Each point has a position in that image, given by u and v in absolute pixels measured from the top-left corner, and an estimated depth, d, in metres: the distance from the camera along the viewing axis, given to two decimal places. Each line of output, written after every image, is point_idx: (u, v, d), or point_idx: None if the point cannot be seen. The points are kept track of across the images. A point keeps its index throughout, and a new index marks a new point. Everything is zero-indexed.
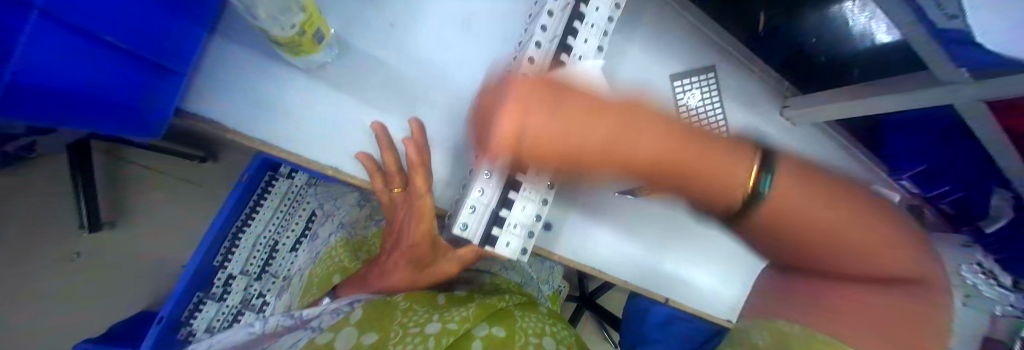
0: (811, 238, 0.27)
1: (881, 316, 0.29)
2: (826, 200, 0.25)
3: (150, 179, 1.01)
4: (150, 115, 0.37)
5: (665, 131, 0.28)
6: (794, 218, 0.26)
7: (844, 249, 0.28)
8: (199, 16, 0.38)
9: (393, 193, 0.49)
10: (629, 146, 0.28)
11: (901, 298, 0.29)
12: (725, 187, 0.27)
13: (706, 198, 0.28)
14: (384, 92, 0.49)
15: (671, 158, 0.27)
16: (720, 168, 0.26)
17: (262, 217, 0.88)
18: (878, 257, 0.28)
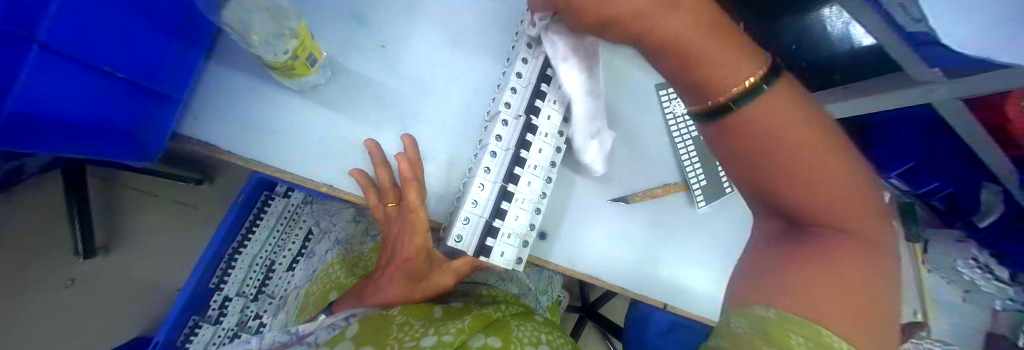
0: (784, 150, 0.25)
1: (851, 285, 0.25)
2: (797, 108, 0.26)
3: (146, 202, 1.01)
4: (146, 140, 0.38)
5: (704, 22, 0.27)
6: (769, 114, 0.25)
7: (815, 183, 0.25)
8: (195, 44, 0.40)
9: (388, 208, 0.50)
10: (666, 24, 0.27)
11: (866, 266, 0.26)
12: (725, 77, 0.26)
13: (698, 91, 0.28)
14: (377, 110, 0.51)
15: (690, 45, 0.27)
16: (729, 63, 0.26)
17: (259, 237, 0.89)
18: (845, 206, 0.26)
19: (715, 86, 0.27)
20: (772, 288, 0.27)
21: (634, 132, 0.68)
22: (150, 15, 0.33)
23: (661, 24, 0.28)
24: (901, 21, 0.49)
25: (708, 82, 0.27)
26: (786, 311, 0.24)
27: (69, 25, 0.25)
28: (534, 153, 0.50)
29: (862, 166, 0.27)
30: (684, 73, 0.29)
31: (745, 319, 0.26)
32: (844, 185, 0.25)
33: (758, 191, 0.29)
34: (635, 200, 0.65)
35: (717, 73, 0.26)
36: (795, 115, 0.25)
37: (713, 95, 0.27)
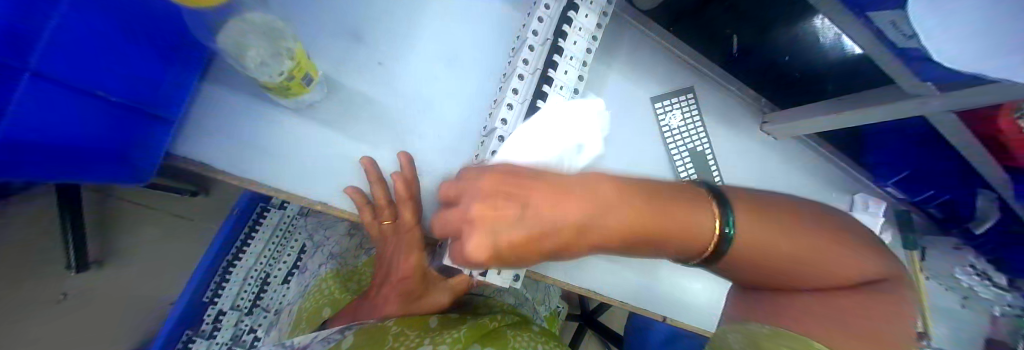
0: (775, 246, 0.30)
1: (863, 321, 0.29)
2: (769, 213, 0.31)
3: (139, 215, 1.01)
4: (140, 161, 0.37)
5: (629, 196, 0.29)
6: (756, 235, 0.30)
7: (798, 262, 0.31)
8: (190, 65, 0.40)
9: (383, 225, 0.50)
10: (614, 217, 0.28)
11: (874, 297, 0.31)
12: (693, 234, 0.29)
13: (686, 250, 0.31)
14: (373, 126, 0.51)
15: (646, 223, 0.28)
16: (694, 219, 0.29)
17: (254, 250, 0.88)
18: (832, 269, 0.31)
19: (695, 241, 0.30)
20: (790, 311, 0.32)
21: (628, 145, 0.69)
22: (145, 38, 0.33)
23: (603, 222, 0.28)
24: (893, 38, 0.48)
25: (686, 242, 0.30)
26: (782, 331, 0.31)
27: (61, 53, 0.25)
28: None
29: (833, 235, 0.32)
30: (657, 248, 0.31)
31: (741, 334, 0.32)
32: (822, 260, 0.31)
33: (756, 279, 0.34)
34: None
35: (689, 235, 0.29)
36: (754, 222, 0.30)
37: (700, 243, 0.30)
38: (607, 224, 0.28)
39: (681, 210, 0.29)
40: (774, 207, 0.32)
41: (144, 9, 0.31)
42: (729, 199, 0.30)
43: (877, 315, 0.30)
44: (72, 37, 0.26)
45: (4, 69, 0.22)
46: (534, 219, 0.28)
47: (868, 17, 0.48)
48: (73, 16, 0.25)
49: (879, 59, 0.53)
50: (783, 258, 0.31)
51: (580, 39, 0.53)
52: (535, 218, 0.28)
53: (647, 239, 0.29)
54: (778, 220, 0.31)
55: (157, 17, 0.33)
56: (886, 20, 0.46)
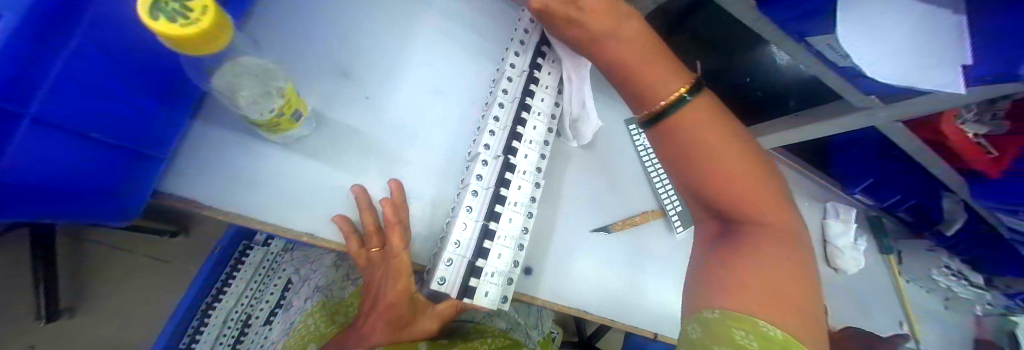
0: (714, 165, 0.40)
1: (763, 273, 0.38)
2: (718, 130, 0.41)
3: (115, 258, 0.97)
4: (127, 199, 0.37)
5: (642, 45, 0.43)
6: (698, 137, 0.40)
7: (733, 186, 0.40)
8: (181, 102, 0.41)
9: (371, 253, 0.49)
10: (621, 50, 0.43)
11: (774, 250, 0.40)
12: (655, 83, 0.42)
13: (636, 96, 0.44)
14: (359, 157, 0.52)
15: (636, 56, 0.43)
16: (664, 78, 0.42)
17: (237, 289, 0.86)
18: (755, 199, 0.41)
19: (647, 94, 0.43)
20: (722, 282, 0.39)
21: (609, 161, 0.72)
22: (139, 81, 0.34)
23: (613, 47, 0.43)
24: (831, 57, 0.54)
25: (640, 90, 0.43)
26: (727, 311, 0.36)
27: (60, 99, 0.27)
28: (513, 190, 0.52)
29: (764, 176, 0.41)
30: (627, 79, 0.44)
31: (699, 324, 0.37)
32: (745, 187, 0.40)
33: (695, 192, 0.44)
34: (616, 230, 0.68)
35: (647, 83, 0.42)
36: (710, 129, 0.40)
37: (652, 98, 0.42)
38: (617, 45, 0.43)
39: (656, 61, 0.43)
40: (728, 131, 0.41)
41: (136, 54, 0.33)
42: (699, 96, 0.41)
43: (776, 271, 0.38)
44: (72, 86, 0.28)
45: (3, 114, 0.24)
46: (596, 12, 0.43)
47: (805, 40, 0.53)
48: (73, 65, 0.28)
49: (823, 75, 0.59)
50: (731, 180, 0.40)
51: (552, 70, 0.60)
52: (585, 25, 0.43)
53: (625, 69, 0.43)
54: (735, 148, 0.40)
55: (151, 61, 0.35)
56: (823, 43, 0.51)
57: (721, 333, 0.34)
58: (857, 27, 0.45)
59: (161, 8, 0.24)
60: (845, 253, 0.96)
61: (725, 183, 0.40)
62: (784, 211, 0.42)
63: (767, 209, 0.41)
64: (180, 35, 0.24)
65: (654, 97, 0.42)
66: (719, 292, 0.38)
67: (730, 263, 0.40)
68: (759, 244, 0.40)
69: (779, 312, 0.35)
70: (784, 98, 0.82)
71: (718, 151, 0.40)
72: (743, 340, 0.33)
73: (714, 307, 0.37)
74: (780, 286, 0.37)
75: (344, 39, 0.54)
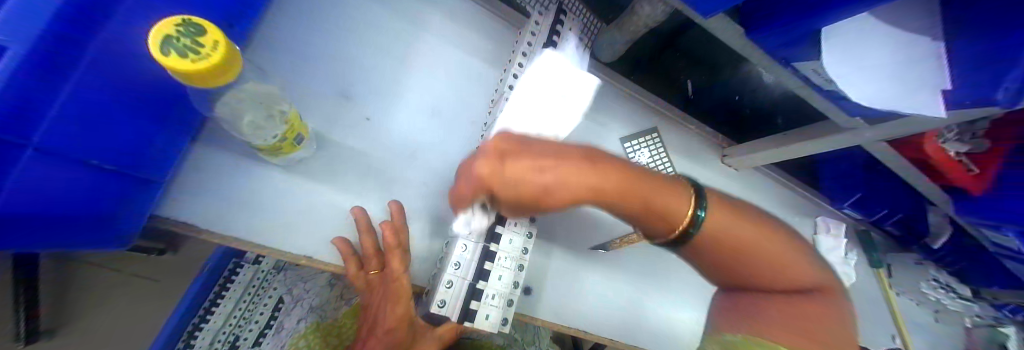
0: (737, 244, 0.41)
1: (798, 323, 0.39)
2: (738, 215, 0.42)
3: (101, 277, 0.95)
4: (121, 223, 0.36)
5: (613, 176, 0.41)
6: (719, 229, 0.41)
7: (760, 259, 0.42)
8: (181, 124, 0.39)
9: (369, 276, 0.49)
10: (599, 183, 0.40)
11: (814, 309, 0.40)
12: (661, 209, 0.41)
13: (651, 222, 0.42)
14: (359, 177, 0.53)
15: (623, 191, 0.40)
16: (662, 196, 0.41)
17: (225, 309, 0.83)
18: (786, 266, 0.42)
19: (664, 220, 0.41)
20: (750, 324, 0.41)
21: None
22: (140, 102, 0.34)
23: (584, 185, 0.40)
24: (817, 81, 0.56)
25: (654, 218, 0.41)
26: (750, 338, 0.39)
27: (65, 128, 0.28)
28: (514, 210, 0.52)
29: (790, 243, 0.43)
30: (629, 206, 0.41)
31: (718, 344, 0.41)
32: (770, 259, 0.42)
33: (722, 272, 0.44)
34: (615, 248, 0.68)
35: (659, 213, 0.41)
36: (730, 218, 0.41)
37: (670, 218, 0.41)
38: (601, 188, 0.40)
39: (648, 183, 0.41)
40: (745, 209, 0.43)
41: (139, 81, 0.33)
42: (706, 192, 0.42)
43: (814, 323, 0.39)
44: (75, 116, 0.29)
45: (5, 145, 0.25)
46: (546, 166, 0.39)
47: (792, 65, 0.55)
48: (80, 92, 0.29)
49: (810, 97, 0.61)
50: (753, 258, 0.42)
51: None
52: (543, 173, 0.39)
53: (620, 198, 0.41)
54: (754, 222, 0.42)
55: (154, 88, 0.35)
56: (809, 68, 0.53)
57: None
58: (842, 55, 0.47)
59: (172, 44, 0.25)
60: (835, 268, 0.99)
61: (749, 257, 0.42)
62: (820, 271, 0.43)
63: (800, 271, 0.42)
64: (188, 70, 0.24)
65: (671, 221, 0.41)
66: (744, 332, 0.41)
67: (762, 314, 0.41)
68: (795, 303, 0.41)
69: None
70: (773, 116, 0.88)
71: (739, 237, 0.41)
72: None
73: (737, 332, 0.41)
74: (817, 338, 0.38)
75: (344, 62, 0.55)
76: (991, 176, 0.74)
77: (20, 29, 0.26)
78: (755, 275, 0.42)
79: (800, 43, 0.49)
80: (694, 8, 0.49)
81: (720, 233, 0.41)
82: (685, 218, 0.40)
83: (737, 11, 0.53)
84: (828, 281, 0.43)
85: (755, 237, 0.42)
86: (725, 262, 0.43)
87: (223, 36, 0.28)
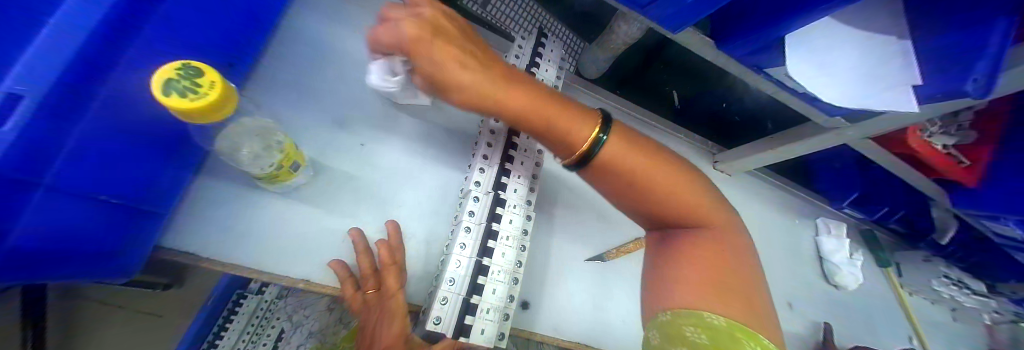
0: (643, 180, 0.47)
1: (713, 272, 0.46)
2: (637, 148, 0.47)
3: (102, 314, 0.96)
4: (124, 256, 0.38)
5: (531, 95, 0.46)
6: (619, 163, 0.46)
7: (667, 198, 0.48)
8: (186, 163, 0.43)
9: (366, 295, 0.49)
10: (519, 98, 0.45)
11: (719, 248, 0.48)
12: (568, 133, 0.46)
13: (558, 144, 0.47)
14: (356, 201, 0.55)
15: (540, 108, 0.45)
16: (573, 121, 0.46)
17: (225, 343, 0.82)
18: (693, 202, 0.49)
19: (569, 140, 0.46)
20: (679, 287, 0.46)
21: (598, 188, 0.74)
22: (145, 143, 0.36)
23: (506, 95, 0.44)
24: (790, 85, 0.58)
25: (559, 137, 0.46)
26: (680, 311, 0.43)
27: (76, 166, 0.30)
28: (505, 224, 0.53)
29: (691, 179, 0.50)
30: (540, 128, 0.46)
31: (659, 330, 0.44)
32: (675, 195, 0.48)
33: (640, 209, 0.50)
34: (611, 258, 0.69)
35: (564, 132, 0.46)
36: (630, 149, 0.47)
37: (572, 145, 0.46)
38: (507, 103, 0.44)
39: (565, 113, 0.46)
40: (644, 139, 0.49)
41: (152, 121, 0.37)
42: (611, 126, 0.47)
43: (724, 267, 0.47)
44: (87, 153, 0.31)
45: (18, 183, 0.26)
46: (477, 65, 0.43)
47: (763, 71, 0.58)
48: (92, 130, 0.31)
49: (790, 102, 0.64)
50: (652, 184, 0.47)
51: None
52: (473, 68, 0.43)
53: (533, 119, 0.46)
54: (657, 158, 0.48)
55: (156, 125, 0.37)
56: (780, 74, 0.56)
57: (674, 331, 0.41)
58: (807, 59, 0.49)
59: (173, 86, 0.27)
60: (843, 270, 0.97)
61: (657, 195, 0.48)
62: (718, 205, 0.51)
63: (704, 210, 0.49)
64: (188, 108, 0.27)
65: (573, 144, 0.46)
66: (677, 296, 0.45)
67: (685, 268, 0.47)
68: (707, 246, 0.48)
69: (730, 306, 0.43)
70: (761, 121, 0.91)
71: (644, 172, 0.47)
72: (692, 335, 0.40)
73: (666, 312, 0.44)
74: (729, 282, 0.45)
75: (340, 91, 0.58)
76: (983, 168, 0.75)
77: (46, 60, 0.27)
78: (667, 208, 0.49)
79: (768, 52, 0.52)
80: (662, 25, 0.53)
81: (620, 159, 0.46)
82: (588, 138, 0.45)
83: (707, 25, 0.57)
84: (726, 215, 0.51)
85: (658, 171, 0.47)
86: (640, 198, 0.48)
87: (221, 76, 0.30)
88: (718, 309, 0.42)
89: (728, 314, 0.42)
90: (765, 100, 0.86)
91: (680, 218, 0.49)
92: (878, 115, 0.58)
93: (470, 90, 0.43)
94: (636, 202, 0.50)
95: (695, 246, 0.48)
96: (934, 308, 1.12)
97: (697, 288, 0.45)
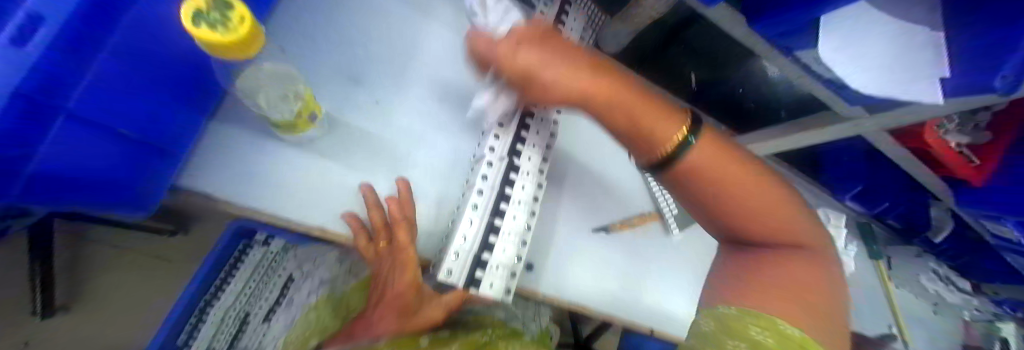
0: (736, 195, 0.43)
1: (796, 283, 0.42)
2: (731, 160, 0.43)
3: (111, 255, 1.07)
4: (146, 193, 0.38)
5: (605, 86, 0.44)
6: (710, 170, 0.43)
7: (756, 215, 0.44)
8: (201, 106, 0.42)
9: (379, 246, 0.51)
10: (591, 86, 0.44)
11: (804, 265, 0.45)
12: (649, 128, 0.43)
13: (637, 141, 0.45)
14: (369, 157, 0.55)
15: (615, 99, 0.44)
16: (656, 120, 0.43)
17: (235, 286, 0.88)
18: (777, 226, 0.45)
19: (653, 142, 0.43)
20: (752, 292, 0.42)
21: (608, 163, 0.74)
22: (161, 79, 0.35)
23: (574, 84, 0.44)
24: (818, 70, 0.56)
25: (643, 136, 0.44)
26: (744, 310, 0.39)
27: (95, 96, 0.29)
28: (517, 189, 0.54)
29: (784, 201, 0.45)
30: (618, 121, 0.45)
31: (711, 317, 0.40)
32: (766, 213, 0.44)
33: (720, 224, 0.47)
34: (615, 230, 0.70)
35: (648, 131, 0.43)
36: (721, 159, 0.43)
37: (657, 147, 0.43)
38: (576, 88, 0.44)
39: (649, 109, 0.44)
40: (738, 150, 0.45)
41: (170, 58, 0.36)
42: (700, 130, 0.43)
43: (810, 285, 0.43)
44: (106, 84, 0.30)
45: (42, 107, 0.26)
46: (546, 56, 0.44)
47: (794, 54, 0.55)
48: (110, 62, 0.30)
49: (814, 88, 0.62)
50: (743, 198, 0.43)
51: None
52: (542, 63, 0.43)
53: (609, 109, 0.45)
54: (752, 174, 0.44)
55: (174, 63, 0.36)
56: (812, 57, 0.53)
57: (734, 324, 0.37)
58: (836, 44, 0.48)
59: (204, 17, 0.26)
60: None
61: (744, 210, 0.44)
62: (806, 230, 0.47)
63: (790, 234, 0.46)
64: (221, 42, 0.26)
65: (657, 143, 0.43)
66: (746, 296, 0.42)
67: (762, 274, 0.44)
68: (793, 264, 0.45)
69: (806, 319, 0.38)
70: (777, 109, 0.88)
71: (738, 186, 0.43)
72: (756, 334, 0.36)
73: (729, 306, 0.41)
74: (810, 298, 0.41)
75: (353, 45, 0.56)
76: (993, 172, 0.75)
77: None
78: (751, 226, 0.45)
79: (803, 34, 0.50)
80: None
81: (707, 165, 0.43)
82: (674, 140, 0.42)
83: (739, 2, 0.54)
84: (812, 242, 0.47)
85: (745, 184, 0.43)
86: (726, 215, 0.45)
87: (250, 13, 0.29)
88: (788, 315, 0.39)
89: (803, 331, 0.37)
90: (790, 88, 0.82)
91: (764, 240, 0.46)
92: (896, 107, 0.57)
93: (522, 62, 0.43)
94: (713, 209, 0.46)
95: (778, 260, 0.45)
96: (917, 302, 1.16)
97: (773, 293, 0.41)
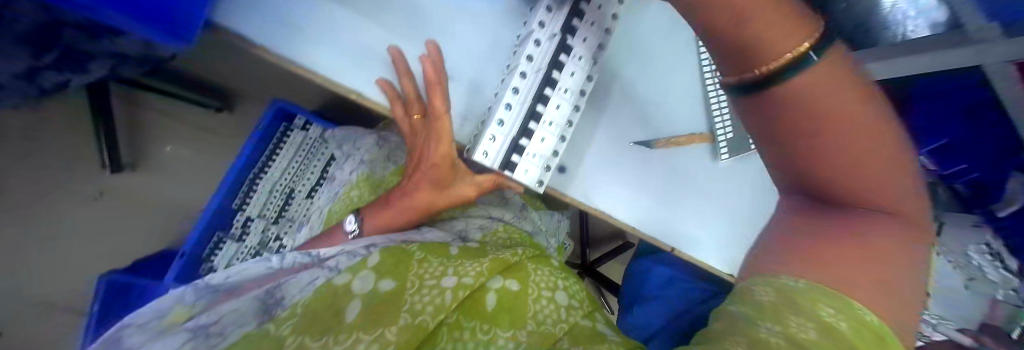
0: (851, 138, 0.27)
1: (876, 254, 0.32)
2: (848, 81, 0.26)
3: (167, 122, 1.17)
4: (183, 16, 0.31)
5: None
6: (818, 96, 0.26)
7: (863, 168, 0.29)
8: None
9: (414, 120, 0.54)
10: None
11: (890, 233, 0.33)
12: (765, 37, 0.24)
13: (735, 54, 0.26)
14: (403, 19, 0.50)
15: None
16: (775, 20, 0.24)
17: (281, 161, 0.94)
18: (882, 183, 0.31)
19: (756, 53, 0.25)
20: (820, 260, 0.33)
21: (666, 69, 0.65)
22: None
23: None
24: None
25: (747, 44, 0.25)
26: (815, 284, 0.31)
27: None
28: (565, 76, 0.49)
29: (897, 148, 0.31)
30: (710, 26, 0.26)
31: (773, 288, 0.33)
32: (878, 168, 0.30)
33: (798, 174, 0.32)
34: (658, 147, 0.65)
35: (756, 38, 0.24)
36: (841, 79, 0.26)
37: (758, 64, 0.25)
38: None
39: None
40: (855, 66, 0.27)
41: None
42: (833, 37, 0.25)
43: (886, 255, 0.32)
44: None
45: None
46: None
47: None
48: None
49: None
50: (857, 145, 0.28)
51: None
52: None
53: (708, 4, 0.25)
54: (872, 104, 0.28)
55: None
56: None
57: (799, 300, 0.30)
58: None
59: None
60: None
61: (853, 162, 0.28)
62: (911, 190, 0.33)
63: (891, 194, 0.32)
64: None
65: (760, 55, 0.25)
66: (808, 268, 0.33)
67: (824, 240, 0.33)
68: (870, 233, 0.32)
69: (884, 303, 0.30)
70: None
71: (849, 122, 0.27)
72: (831, 318, 0.28)
73: (797, 278, 0.32)
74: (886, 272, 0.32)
75: None
76: None
77: None
78: (842, 183, 0.30)
79: None
80: None
81: (810, 102, 0.26)
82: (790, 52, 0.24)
83: None
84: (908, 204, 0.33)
85: (859, 129, 0.27)
86: (807, 165, 0.30)
87: None
88: (864, 296, 0.30)
89: (873, 307, 0.30)
90: None
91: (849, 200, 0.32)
92: None
93: None
94: (797, 171, 0.32)
95: (852, 229, 0.33)
96: None
97: (852, 270, 0.31)
